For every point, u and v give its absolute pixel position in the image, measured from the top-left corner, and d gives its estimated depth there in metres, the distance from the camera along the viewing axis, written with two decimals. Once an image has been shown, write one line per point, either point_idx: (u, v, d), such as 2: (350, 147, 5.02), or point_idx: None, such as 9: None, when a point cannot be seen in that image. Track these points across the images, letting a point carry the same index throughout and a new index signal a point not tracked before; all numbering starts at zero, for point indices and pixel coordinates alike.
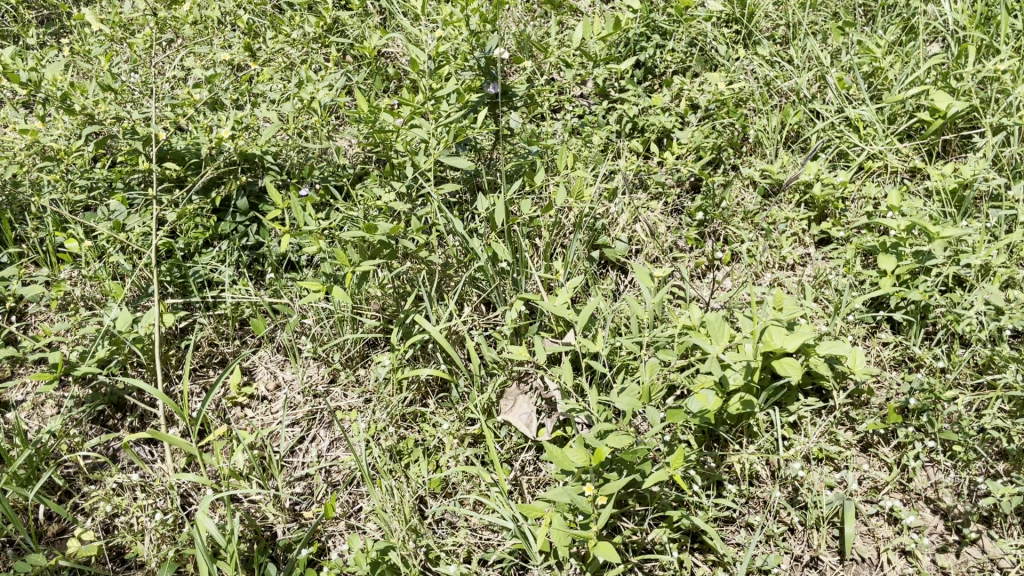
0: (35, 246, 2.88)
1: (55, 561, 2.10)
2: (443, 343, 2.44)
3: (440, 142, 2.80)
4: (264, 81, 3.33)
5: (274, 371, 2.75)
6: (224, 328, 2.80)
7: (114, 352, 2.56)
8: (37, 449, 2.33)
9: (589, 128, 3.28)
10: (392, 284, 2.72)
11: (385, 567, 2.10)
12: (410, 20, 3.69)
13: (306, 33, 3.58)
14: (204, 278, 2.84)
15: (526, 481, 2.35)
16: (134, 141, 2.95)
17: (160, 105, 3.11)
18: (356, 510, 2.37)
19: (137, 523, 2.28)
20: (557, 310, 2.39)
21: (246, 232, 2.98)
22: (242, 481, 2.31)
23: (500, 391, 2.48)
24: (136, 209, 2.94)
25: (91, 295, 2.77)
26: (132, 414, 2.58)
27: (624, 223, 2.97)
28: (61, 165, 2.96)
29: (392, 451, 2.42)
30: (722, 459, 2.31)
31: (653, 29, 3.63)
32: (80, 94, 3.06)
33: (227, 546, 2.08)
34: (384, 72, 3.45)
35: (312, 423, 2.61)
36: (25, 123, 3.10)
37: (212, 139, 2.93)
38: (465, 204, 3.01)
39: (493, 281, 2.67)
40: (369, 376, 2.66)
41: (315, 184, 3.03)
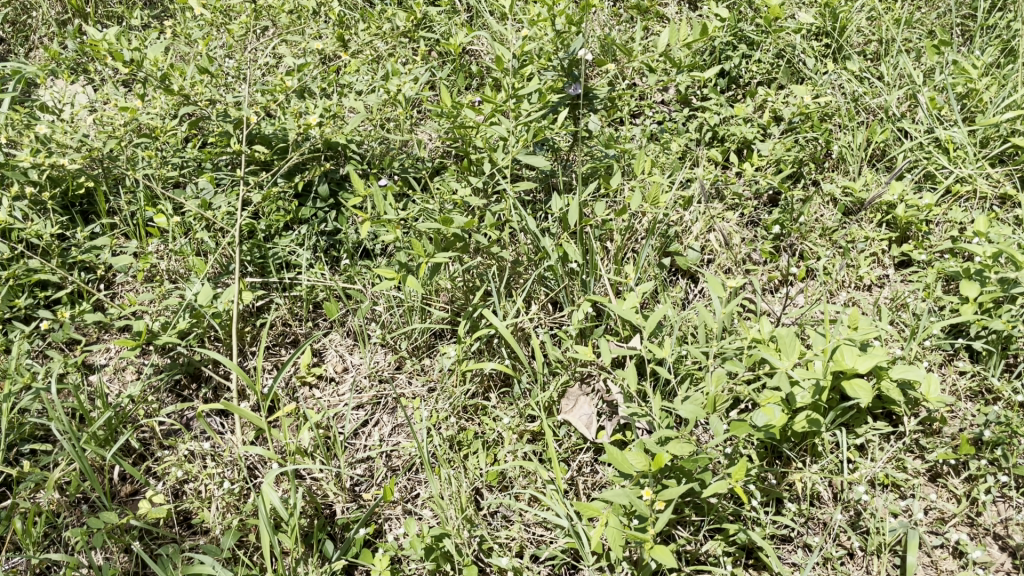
0: (125, 219, 3.00)
1: (126, 520, 2.18)
2: (509, 338, 2.47)
3: (519, 141, 2.82)
4: (351, 72, 3.40)
5: (342, 354, 2.83)
6: (298, 310, 2.90)
7: (193, 325, 2.66)
8: (117, 412, 2.45)
9: (668, 135, 3.27)
10: (462, 278, 2.77)
11: (438, 554, 2.14)
12: (497, 19, 3.75)
13: (397, 27, 3.66)
14: (282, 260, 2.95)
15: (582, 481, 2.36)
16: (227, 124, 3.08)
17: (256, 90, 3.24)
18: (413, 496, 2.42)
19: (206, 490, 2.35)
20: (625, 314, 2.37)
21: (325, 218, 3.07)
22: (306, 458, 2.38)
23: (561, 391, 2.50)
24: (223, 188, 3.06)
25: (175, 269, 2.88)
26: (206, 385, 2.68)
27: (697, 232, 2.94)
28: (158, 142, 3.09)
29: (452, 441, 2.46)
30: (784, 476, 2.28)
31: (741, 38, 3.62)
32: (179, 76, 3.22)
33: (289, 520, 2.15)
34: (468, 70, 3.52)
35: (376, 407, 2.68)
36: (124, 101, 3.24)
37: (301, 126, 3.02)
38: (540, 204, 3.03)
39: (562, 281, 2.69)
40: (434, 366, 2.72)
41: (394, 175, 3.11)
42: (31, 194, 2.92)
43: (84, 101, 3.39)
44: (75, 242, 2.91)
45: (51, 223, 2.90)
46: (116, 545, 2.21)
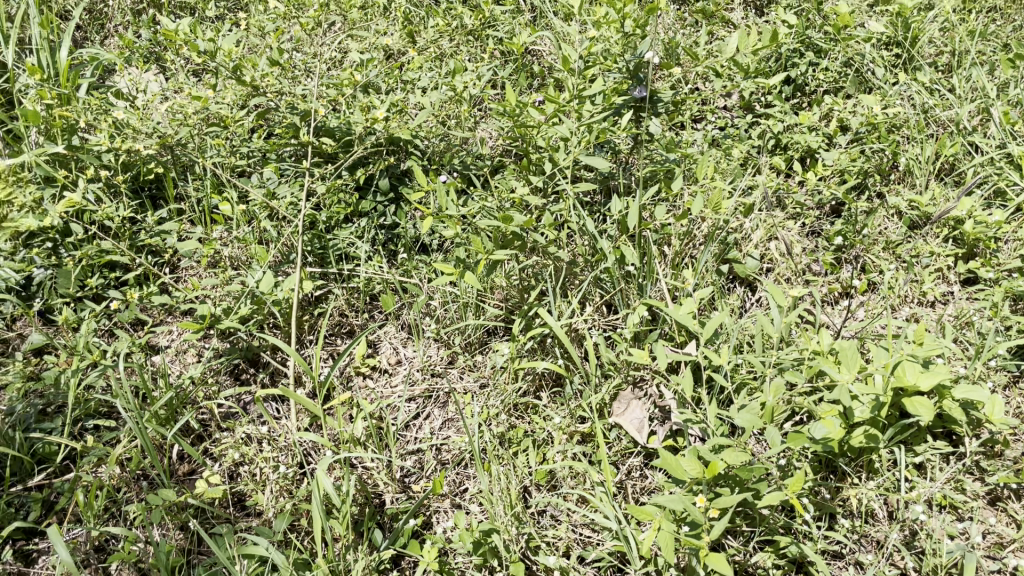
0: (193, 205, 3.06)
1: (183, 498, 2.24)
2: (563, 339, 2.47)
3: (581, 141, 2.84)
4: (415, 69, 3.44)
5: (397, 347, 2.86)
6: (355, 301, 2.95)
7: (254, 311, 2.72)
8: (178, 393, 2.51)
9: (730, 141, 3.24)
10: (518, 276, 2.78)
11: (486, 548, 2.15)
12: (561, 20, 3.77)
13: (466, 25, 3.70)
14: (341, 252, 2.99)
15: (631, 486, 2.35)
16: (294, 115, 3.14)
17: (323, 83, 3.30)
18: (462, 491, 2.44)
19: (260, 473, 2.39)
20: (682, 319, 2.36)
21: (384, 212, 3.11)
22: (359, 447, 2.42)
23: (614, 394, 2.48)
24: (287, 179, 3.13)
25: (238, 256, 2.94)
26: (264, 371, 2.74)
27: (757, 240, 2.90)
28: (228, 132, 3.16)
29: (502, 438, 2.47)
30: (838, 491, 2.24)
31: (808, 46, 3.57)
32: (250, 67, 3.30)
33: (341, 506, 2.18)
34: (530, 69, 3.55)
35: (427, 400, 2.71)
36: (197, 90, 3.32)
37: (367, 120, 3.07)
38: (598, 206, 3.03)
39: (618, 284, 2.68)
40: (486, 362, 2.74)
41: (454, 172, 3.13)
42: (104, 178, 3.00)
43: (157, 88, 3.47)
44: (143, 225, 2.99)
45: (122, 207, 2.98)
46: (173, 522, 2.26)
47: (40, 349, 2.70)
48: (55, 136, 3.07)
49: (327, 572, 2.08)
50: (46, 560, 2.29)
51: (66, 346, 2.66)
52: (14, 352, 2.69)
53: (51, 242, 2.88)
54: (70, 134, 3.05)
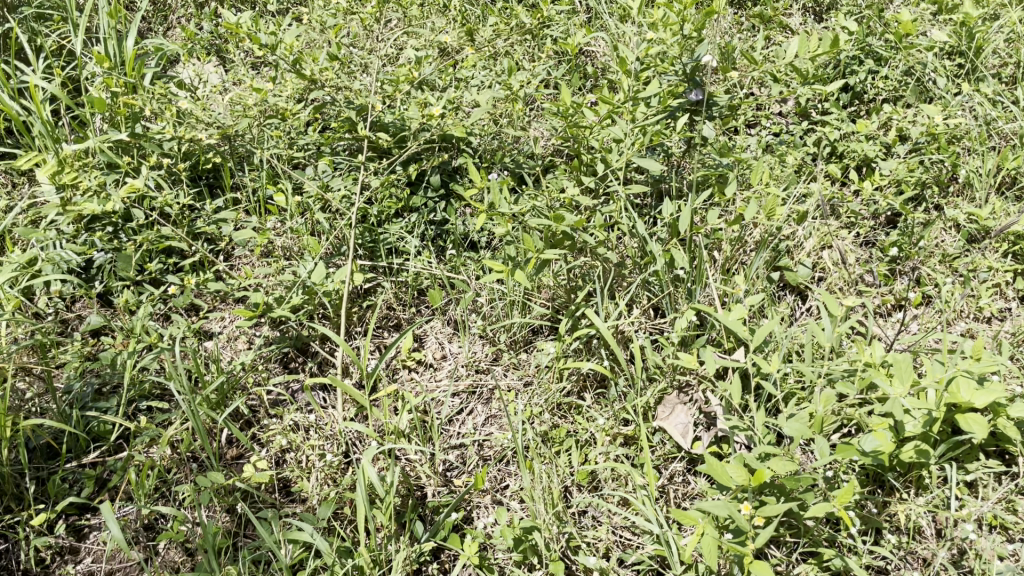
0: (249, 195, 3.12)
1: (231, 481, 2.28)
2: (610, 340, 2.46)
3: (635, 143, 2.81)
4: (469, 67, 3.47)
5: (442, 342, 2.89)
6: (403, 295, 2.98)
7: (305, 302, 2.76)
8: (229, 379, 2.56)
9: (785, 147, 3.20)
10: (566, 276, 2.77)
11: (527, 546, 2.16)
12: (616, 21, 3.77)
13: (524, 24, 3.72)
14: (392, 246, 3.03)
15: (673, 491, 2.33)
16: (350, 110, 3.18)
17: (380, 79, 3.34)
18: (503, 487, 2.45)
19: (306, 460, 2.44)
20: (731, 325, 2.32)
21: (434, 208, 3.15)
22: (403, 440, 2.45)
23: (659, 397, 2.47)
24: (340, 172, 3.17)
25: (290, 246, 2.98)
26: (313, 360, 2.78)
27: (809, 249, 2.85)
28: (285, 124, 3.21)
29: (545, 437, 2.47)
30: (885, 506, 2.20)
31: (868, 53, 3.52)
32: (311, 61, 3.37)
33: (384, 496, 2.21)
34: (583, 70, 3.55)
35: (471, 396, 2.72)
36: (257, 82, 3.38)
37: (424, 116, 3.11)
38: (648, 208, 3.02)
39: (667, 287, 2.66)
40: (530, 361, 2.75)
41: (505, 170, 3.16)
42: (165, 165, 3.07)
43: (218, 80, 3.54)
44: (201, 213, 3.05)
45: (182, 194, 3.05)
46: (220, 504, 2.31)
47: (98, 330, 2.77)
48: (120, 123, 3.16)
49: (369, 560, 2.10)
50: (97, 536, 2.34)
51: (122, 329, 2.73)
52: (74, 332, 2.77)
53: (112, 227, 2.96)
54: (134, 123, 3.13)
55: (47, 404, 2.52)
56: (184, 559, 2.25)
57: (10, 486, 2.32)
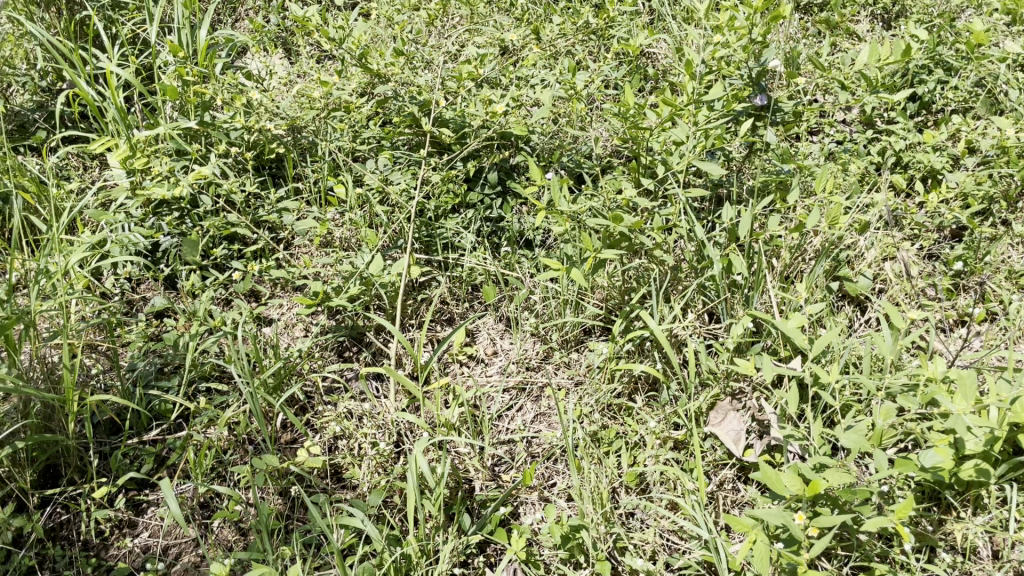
0: (310, 185, 3.18)
1: (286, 465, 2.33)
2: (664, 343, 2.45)
3: (697, 146, 2.80)
4: (529, 66, 3.49)
5: (494, 338, 2.91)
6: (457, 290, 3.00)
7: (362, 292, 2.81)
8: (286, 364, 2.62)
9: (849, 155, 3.15)
10: (620, 278, 2.76)
11: (574, 544, 2.17)
12: (679, 23, 3.76)
13: (590, 24, 3.72)
14: (448, 240, 3.06)
15: (722, 498, 2.31)
16: (413, 105, 3.22)
17: (442, 75, 3.37)
18: (550, 485, 2.45)
19: (358, 447, 2.48)
20: (789, 333, 2.29)
21: (490, 204, 3.17)
22: (454, 432, 2.47)
23: (712, 403, 2.44)
24: (400, 166, 3.21)
25: (348, 237, 3.03)
26: (367, 350, 2.82)
27: (871, 259, 2.81)
28: (348, 117, 3.26)
29: (595, 437, 2.47)
30: (940, 524, 2.15)
31: (937, 63, 3.46)
32: (378, 56, 3.42)
33: (434, 487, 2.23)
34: (644, 71, 3.54)
35: (521, 392, 2.74)
36: (323, 75, 3.44)
37: (487, 113, 3.14)
38: (706, 212, 3.00)
39: (723, 293, 2.64)
40: (581, 361, 2.75)
41: (562, 169, 3.17)
42: (232, 153, 3.15)
43: (285, 72, 3.62)
44: (264, 201, 3.11)
45: (247, 183, 3.12)
46: (274, 486, 2.36)
47: (161, 312, 2.85)
48: (189, 111, 3.24)
49: (417, 550, 2.13)
50: (154, 511, 2.40)
51: (185, 312, 2.80)
52: (138, 313, 2.85)
53: (179, 212, 3.04)
54: (203, 111, 3.21)
55: (111, 381, 2.59)
56: (237, 538, 2.30)
57: (74, 459, 2.40)
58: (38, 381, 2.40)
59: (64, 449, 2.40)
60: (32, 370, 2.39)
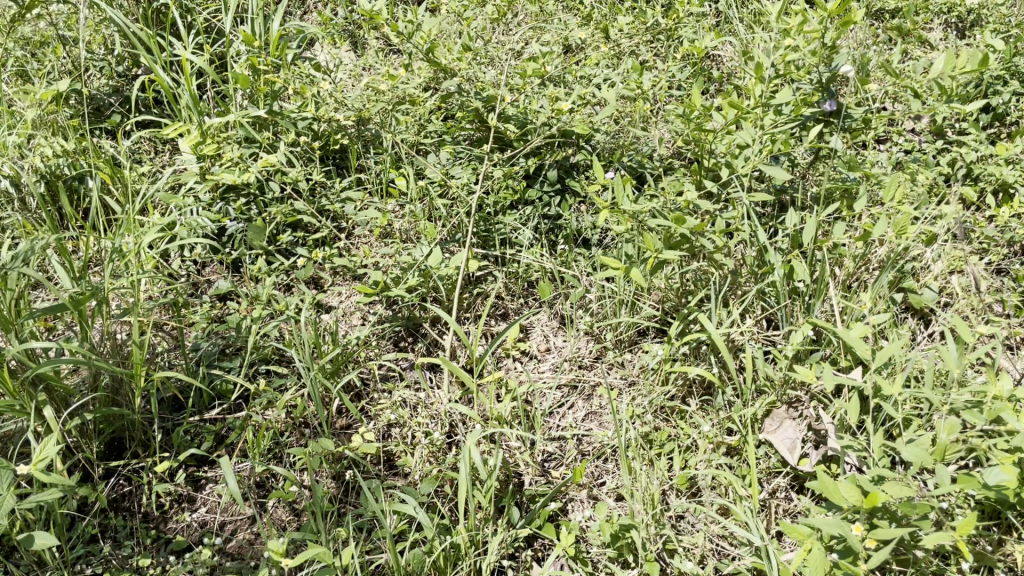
0: (373, 176, 3.23)
1: (341, 450, 2.37)
2: (722, 347, 2.42)
3: (763, 150, 2.77)
4: (593, 65, 3.49)
5: (547, 335, 2.92)
6: (513, 286, 3.02)
7: (420, 283, 2.84)
8: (344, 351, 2.66)
9: (917, 165, 3.08)
10: (679, 280, 2.75)
11: (623, 543, 2.17)
12: (746, 27, 3.73)
13: (659, 24, 3.72)
14: (505, 236, 3.08)
15: (775, 506, 2.28)
16: (477, 100, 3.24)
17: (508, 71, 3.40)
18: (600, 484, 2.45)
19: (412, 436, 2.52)
20: (852, 343, 2.26)
21: (549, 202, 3.18)
22: (506, 426, 2.49)
23: (767, 410, 2.42)
24: (460, 161, 3.24)
25: (408, 229, 3.07)
26: (422, 341, 2.85)
27: (937, 272, 2.75)
28: (413, 110, 3.31)
29: (647, 438, 2.45)
30: (1001, 545, 2.10)
31: (1014, 74, 3.37)
32: (446, 51, 3.46)
33: (486, 479, 2.25)
34: (708, 73, 3.52)
35: (572, 390, 2.74)
36: (390, 68, 3.50)
37: (552, 111, 3.15)
38: (768, 218, 2.97)
39: (783, 299, 2.61)
40: (635, 361, 2.74)
41: (622, 169, 3.16)
42: (301, 143, 3.22)
43: (352, 64, 3.68)
44: (328, 190, 3.17)
45: (313, 172, 3.18)
46: (328, 470, 2.40)
47: (225, 295, 2.92)
48: (259, 100, 3.31)
49: (466, 540, 2.15)
50: (212, 488, 2.47)
51: (248, 295, 2.87)
52: (203, 294, 2.92)
53: (246, 198, 3.11)
54: (272, 100, 3.28)
55: (176, 359, 2.67)
56: (291, 519, 2.35)
57: (139, 433, 2.47)
58: (108, 356, 2.47)
59: (130, 423, 2.47)
60: (102, 346, 2.47)
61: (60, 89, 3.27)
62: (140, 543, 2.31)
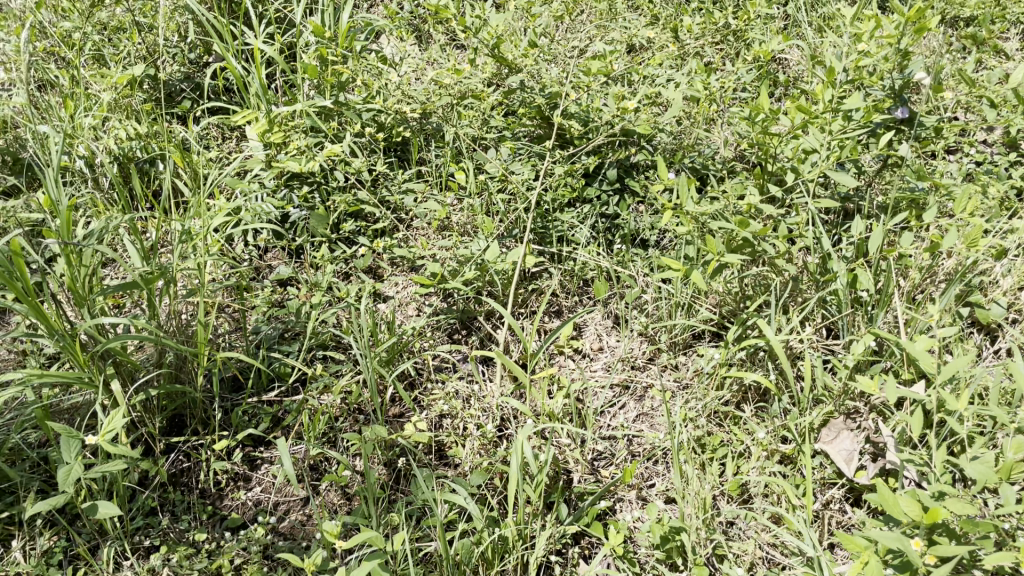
0: (433, 169, 3.26)
1: (394, 437, 2.39)
2: (781, 354, 2.39)
3: (831, 156, 2.72)
4: (657, 65, 3.48)
5: (600, 334, 2.92)
6: (568, 283, 3.01)
7: (477, 277, 2.85)
8: (400, 340, 2.69)
9: (989, 177, 3.00)
10: (738, 285, 2.72)
11: (672, 546, 2.15)
12: (815, 31, 3.68)
13: (729, 25, 3.70)
14: (562, 233, 3.07)
15: (829, 518, 2.26)
16: (540, 97, 3.26)
17: (573, 69, 3.41)
18: (649, 486, 2.44)
19: (463, 427, 2.54)
20: (917, 355, 2.21)
21: (607, 202, 3.17)
22: (557, 423, 2.49)
23: (824, 420, 2.38)
24: (520, 157, 3.25)
25: (466, 223, 3.09)
26: (476, 334, 2.87)
27: (1007, 287, 2.67)
28: (477, 105, 3.34)
29: (700, 442, 2.43)
30: None
31: None
32: (514, 48, 3.50)
33: (537, 474, 2.25)
34: (774, 77, 3.48)
35: (624, 390, 2.73)
36: (455, 63, 3.53)
37: (618, 110, 3.14)
38: (831, 225, 2.92)
39: (845, 308, 2.57)
40: (689, 365, 2.72)
41: (683, 171, 3.14)
42: (365, 133, 3.26)
43: (418, 58, 3.72)
44: (390, 182, 3.22)
45: (376, 163, 3.23)
46: (380, 457, 2.43)
47: (285, 281, 2.98)
48: (325, 90, 3.36)
49: (515, 533, 2.16)
50: (267, 468, 2.53)
51: (308, 282, 2.92)
52: (265, 279, 2.98)
53: (309, 186, 3.16)
54: (339, 91, 3.33)
55: (237, 341, 2.73)
56: (342, 503, 2.39)
57: (200, 411, 2.53)
58: (173, 335, 2.54)
59: (192, 401, 2.53)
60: (169, 324, 2.54)
61: (135, 74, 3.37)
62: (196, 518, 2.36)
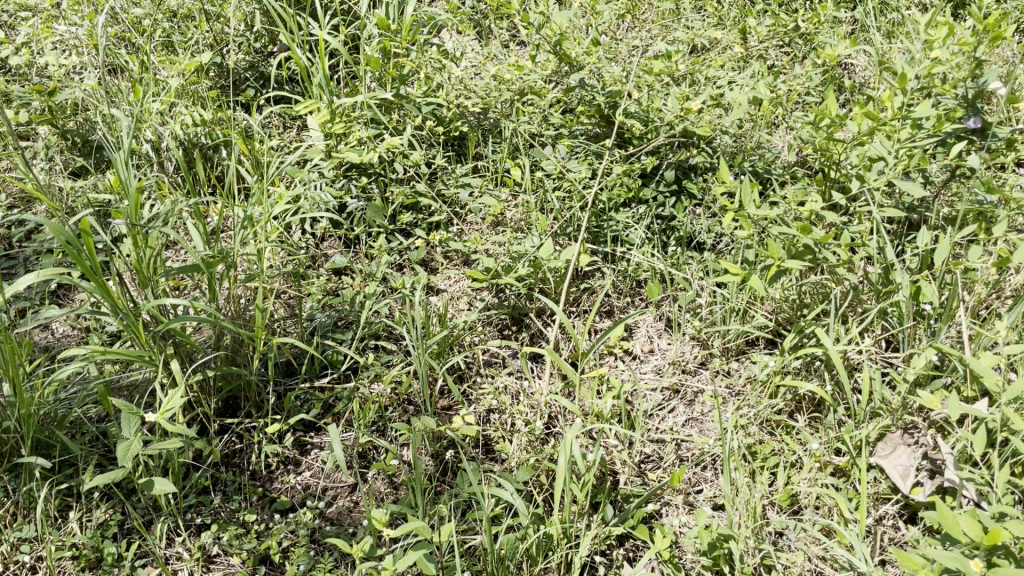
0: (489, 164, 3.27)
1: (443, 429, 2.41)
2: (839, 365, 2.34)
3: (898, 164, 2.66)
4: (720, 67, 3.45)
5: (652, 336, 2.90)
6: (621, 284, 3.00)
7: (531, 274, 2.85)
8: (451, 333, 2.70)
9: None
10: (795, 292, 2.67)
11: (720, 553, 2.13)
12: (884, 36, 3.61)
13: (797, 28, 3.65)
14: (616, 233, 3.05)
15: (882, 534, 2.21)
16: (600, 95, 3.24)
17: (635, 68, 3.40)
18: (696, 491, 2.42)
19: (512, 423, 2.54)
20: (982, 372, 2.15)
21: (663, 202, 3.14)
22: (606, 424, 2.48)
23: (881, 434, 2.33)
24: (577, 155, 3.24)
25: (520, 219, 3.09)
26: (527, 331, 2.87)
27: None
28: (536, 101, 3.35)
29: (750, 450, 2.40)
30: None
31: None
32: (576, 45, 3.49)
33: (584, 473, 2.25)
34: (839, 82, 3.42)
35: (674, 394, 2.71)
36: (517, 59, 3.54)
37: (679, 111, 3.12)
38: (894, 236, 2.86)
39: (906, 321, 2.51)
40: (741, 371, 2.69)
41: (743, 174, 3.10)
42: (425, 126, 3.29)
43: (479, 53, 3.74)
44: (447, 175, 3.23)
45: (434, 157, 3.25)
46: (429, 448, 2.45)
47: (341, 270, 3.02)
48: (387, 83, 3.39)
49: (560, 531, 2.15)
50: (317, 454, 2.56)
51: (362, 272, 2.95)
52: (320, 267, 3.02)
53: (367, 177, 3.20)
54: (400, 84, 3.36)
55: (292, 327, 2.77)
56: (389, 492, 2.41)
57: (254, 395, 2.57)
58: (231, 318, 2.59)
59: (246, 384, 2.57)
60: (228, 308, 2.59)
61: (203, 61, 3.45)
62: (247, 498, 2.41)
